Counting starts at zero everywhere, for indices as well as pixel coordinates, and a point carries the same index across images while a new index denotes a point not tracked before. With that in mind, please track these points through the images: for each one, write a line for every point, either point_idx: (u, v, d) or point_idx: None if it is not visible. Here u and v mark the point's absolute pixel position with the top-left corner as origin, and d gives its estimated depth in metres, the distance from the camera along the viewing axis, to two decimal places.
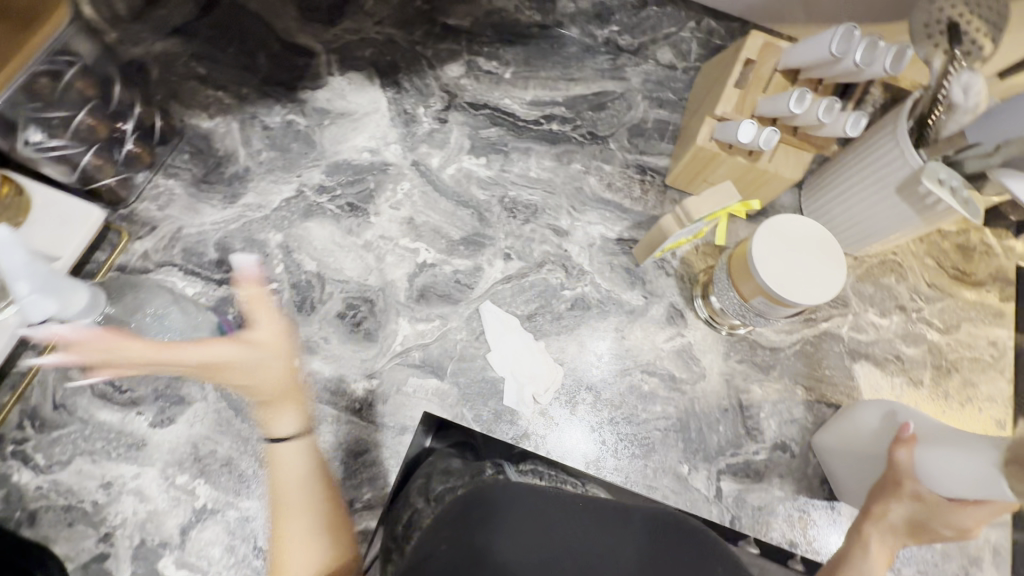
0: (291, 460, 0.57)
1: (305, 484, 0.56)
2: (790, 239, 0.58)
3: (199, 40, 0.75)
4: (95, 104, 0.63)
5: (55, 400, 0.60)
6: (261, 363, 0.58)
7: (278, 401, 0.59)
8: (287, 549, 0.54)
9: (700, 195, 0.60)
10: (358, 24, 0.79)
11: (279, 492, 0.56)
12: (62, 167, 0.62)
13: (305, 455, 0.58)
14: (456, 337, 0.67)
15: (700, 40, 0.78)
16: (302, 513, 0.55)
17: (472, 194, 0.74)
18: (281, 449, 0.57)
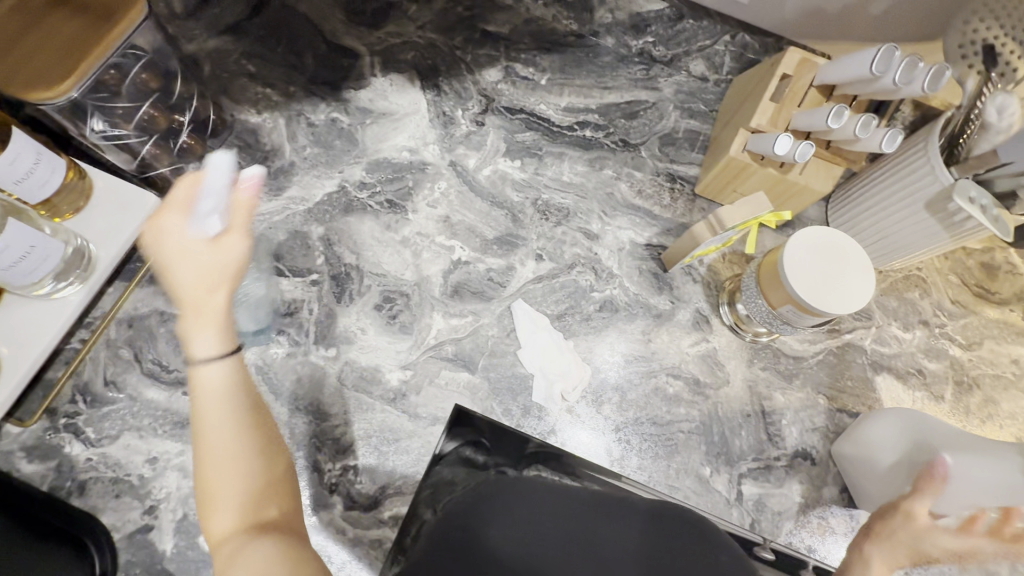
0: (210, 387, 0.44)
1: (230, 414, 0.44)
2: (820, 250, 0.60)
3: (249, 38, 0.78)
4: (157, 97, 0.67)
5: (105, 377, 0.62)
6: (206, 266, 0.44)
7: (196, 317, 0.45)
8: (210, 502, 0.43)
9: (732, 204, 0.62)
10: (401, 28, 0.81)
11: (199, 430, 0.44)
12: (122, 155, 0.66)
13: (228, 380, 0.45)
14: (487, 333, 0.69)
15: (734, 54, 0.79)
16: (232, 452, 0.43)
17: (506, 195, 0.76)
18: (202, 375, 0.44)
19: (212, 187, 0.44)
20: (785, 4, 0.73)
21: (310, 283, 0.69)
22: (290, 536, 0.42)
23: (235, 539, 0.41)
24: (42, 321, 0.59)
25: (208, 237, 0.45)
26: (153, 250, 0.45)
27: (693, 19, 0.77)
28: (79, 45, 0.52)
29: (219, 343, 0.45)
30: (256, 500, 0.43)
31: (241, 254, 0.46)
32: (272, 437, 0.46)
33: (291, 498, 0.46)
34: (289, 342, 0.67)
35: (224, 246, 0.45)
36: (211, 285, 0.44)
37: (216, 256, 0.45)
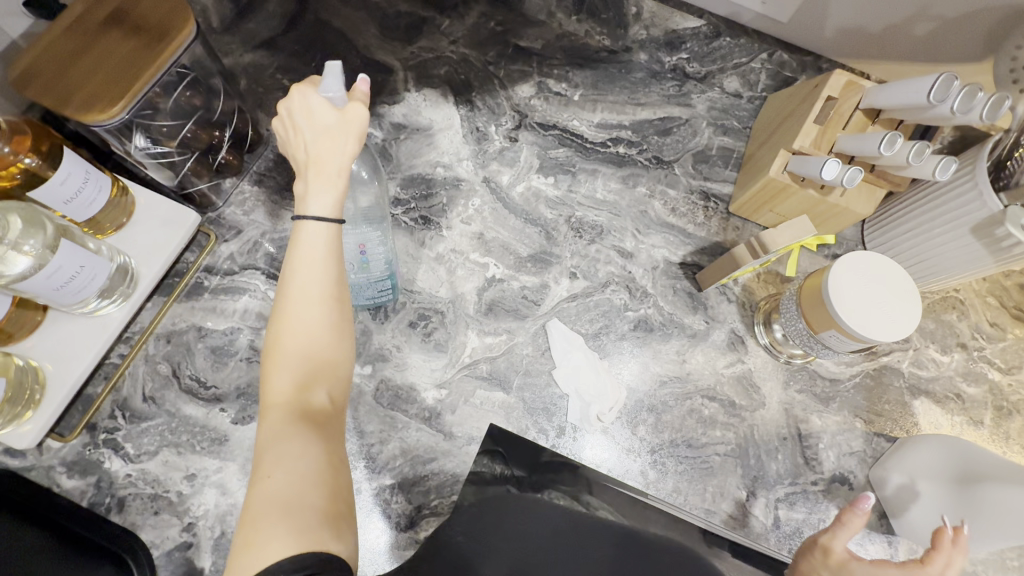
0: (310, 246, 0.48)
1: (317, 286, 0.47)
2: (863, 274, 0.59)
3: (284, 53, 0.79)
4: (200, 115, 0.68)
5: (144, 392, 0.63)
6: (330, 132, 0.48)
7: (317, 179, 0.48)
8: (275, 362, 0.47)
9: (778, 228, 0.61)
10: (434, 43, 0.82)
11: (290, 286, 0.47)
12: (164, 172, 0.66)
13: (326, 251, 0.48)
14: (522, 352, 0.69)
15: (771, 71, 0.80)
16: (304, 337, 0.47)
17: (540, 212, 0.76)
18: (307, 229, 0.48)
19: (338, 70, 0.47)
20: (824, 24, 0.73)
21: None
22: (330, 435, 0.46)
23: (286, 413, 0.46)
24: (84, 337, 0.59)
25: (336, 106, 0.48)
26: (286, 104, 0.49)
27: (728, 37, 0.79)
28: (134, 66, 0.52)
29: (329, 209, 0.48)
30: (312, 379, 0.47)
31: (363, 128, 0.49)
32: (345, 321, 0.49)
33: (341, 387, 0.50)
34: None
35: (350, 116, 0.48)
36: (333, 148, 0.48)
37: (340, 123, 0.48)
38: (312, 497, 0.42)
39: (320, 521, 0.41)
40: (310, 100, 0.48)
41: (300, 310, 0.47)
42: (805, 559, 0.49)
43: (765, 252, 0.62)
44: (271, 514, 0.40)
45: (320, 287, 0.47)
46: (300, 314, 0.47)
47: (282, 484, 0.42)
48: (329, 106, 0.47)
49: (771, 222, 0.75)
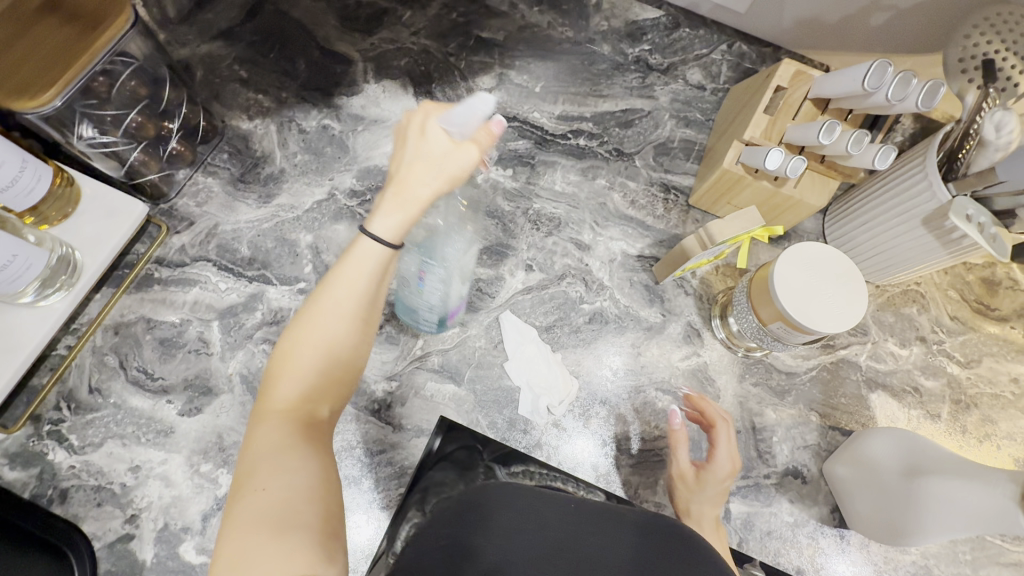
0: (360, 263, 0.44)
1: (354, 303, 0.44)
2: (812, 266, 0.59)
3: (243, 44, 0.79)
4: (145, 104, 0.67)
5: (90, 384, 0.62)
6: (430, 159, 0.43)
7: (393, 201, 0.44)
8: (284, 370, 0.45)
9: (724, 219, 0.60)
10: (395, 34, 0.81)
11: (323, 298, 0.45)
12: (111, 163, 0.66)
13: (375, 274, 0.45)
14: (475, 344, 0.69)
15: (732, 63, 0.79)
16: (320, 352, 0.45)
17: (498, 204, 0.76)
18: (365, 245, 0.44)
19: (478, 107, 0.42)
20: (782, 15, 0.73)
21: (297, 292, 0.69)
22: (325, 448, 0.44)
23: (287, 424, 0.43)
24: (24, 328, 0.58)
25: (453, 138, 0.44)
26: (410, 116, 0.45)
27: (688, 28, 0.79)
28: (69, 55, 0.52)
29: (390, 232, 0.44)
30: (319, 393, 0.45)
31: (464, 170, 0.44)
32: (366, 343, 0.47)
33: (343, 402, 0.48)
34: None
35: (460, 154, 0.44)
36: (423, 178, 0.43)
37: (447, 160, 0.44)
38: (307, 514, 0.38)
39: (317, 542, 0.37)
40: (433, 125, 0.44)
41: (325, 322, 0.44)
42: (676, 494, 0.62)
43: (713, 244, 0.61)
44: (262, 527, 0.36)
45: (357, 307, 0.44)
46: (321, 326, 0.44)
47: (278, 497, 0.38)
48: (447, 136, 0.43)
49: (727, 213, 0.75)
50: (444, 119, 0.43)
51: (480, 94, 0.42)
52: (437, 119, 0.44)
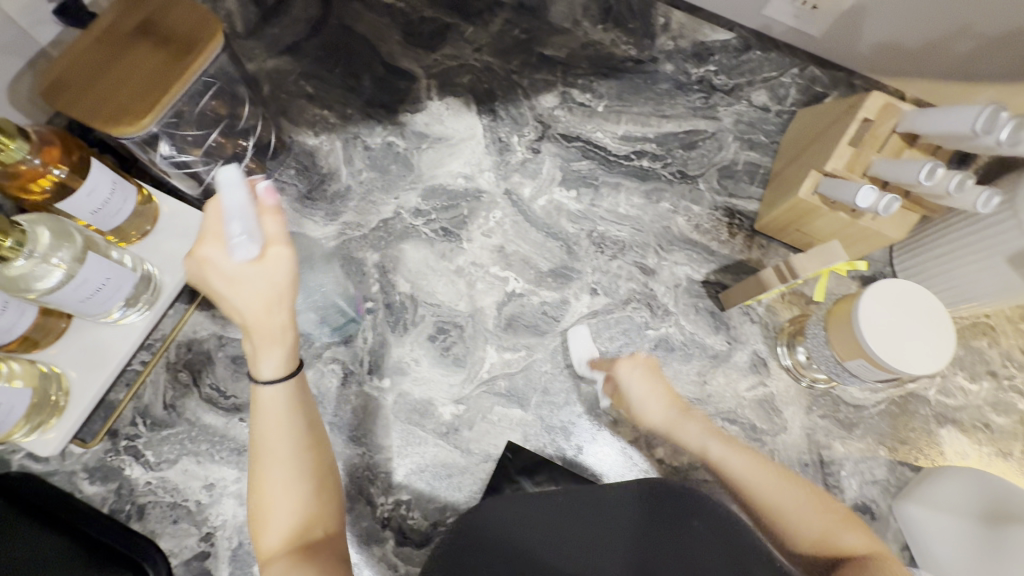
0: (273, 406, 0.48)
1: (289, 437, 0.48)
2: (884, 297, 0.58)
3: (309, 59, 0.79)
4: (224, 124, 0.70)
5: (165, 401, 0.63)
6: (256, 292, 0.43)
7: (262, 340, 0.45)
8: (262, 521, 0.46)
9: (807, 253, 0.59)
10: (458, 50, 0.81)
11: (258, 452, 0.47)
12: (189, 181, 0.68)
13: (291, 407, 0.48)
14: (542, 369, 0.68)
15: (801, 87, 0.77)
16: (284, 483, 0.47)
17: (562, 226, 0.75)
18: (266, 393, 0.47)
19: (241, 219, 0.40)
20: (859, 40, 0.71)
21: (364, 312, 0.69)
22: (329, 559, 0.45)
23: (286, 558, 0.45)
24: (105, 346, 0.59)
25: (255, 258, 0.42)
26: (198, 272, 0.43)
27: (759, 50, 0.77)
28: (156, 78, 0.52)
29: (279, 367, 0.47)
30: (304, 518, 0.47)
31: (290, 272, 0.44)
32: (324, 460, 0.50)
33: (334, 516, 0.50)
34: (344, 372, 0.66)
35: (274, 266, 0.43)
36: (270, 309, 0.44)
37: (269, 281, 0.43)
38: None
39: None
40: (219, 266, 0.42)
41: (270, 464, 0.47)
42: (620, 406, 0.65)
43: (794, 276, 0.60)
44: None
45: (293, 438, 0.48)
46: (267, 470, 0.47)
47: None
48: (247, 263, 0.42)
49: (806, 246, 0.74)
50: (229, 250, 0.42)
51: (224, 173, 0.40)
52: (223, 256, 0.42)
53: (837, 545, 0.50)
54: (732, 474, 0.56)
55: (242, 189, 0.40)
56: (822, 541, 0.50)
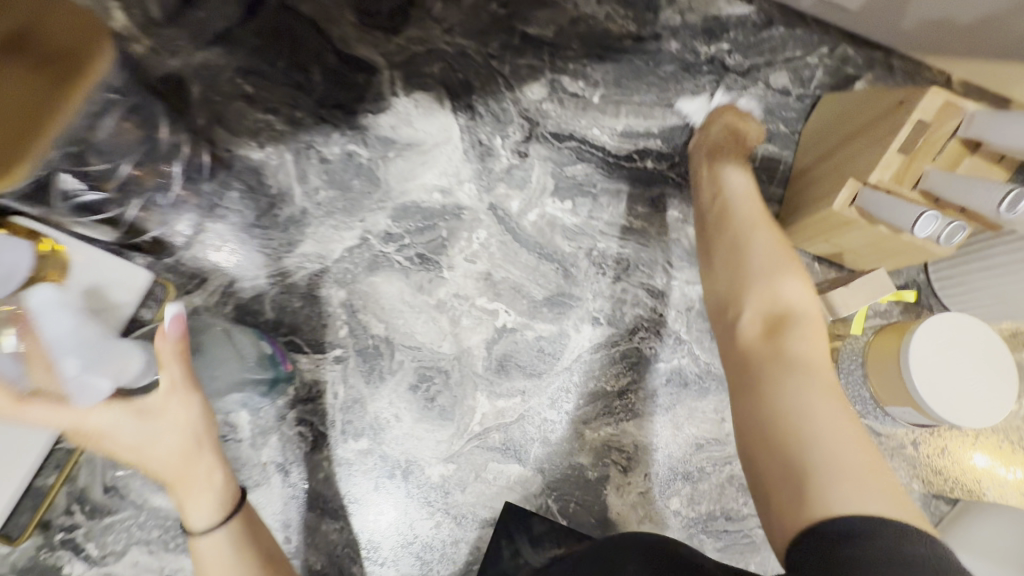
0: (216, 555, 0.45)
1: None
2: (959, 347, 0.49)
3: (246, 51, 0.63)
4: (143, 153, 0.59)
5: (104, 481, 0.54)
6: (161, 441, 0.44)
7: (187, 490, 0.45)
8: None
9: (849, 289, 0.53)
10: (424, 32, 0.66)
11: None
12: (108, 228, 0.58)
13: (235, 548, 0.46)
14: (540, 415, 0.60)
15: (830, 69, 0.66)
16: None
17: (557, 245, 0.65)
18: (204, 545, 0.46)
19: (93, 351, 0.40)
20: (902, 16, 0.59)
21: (333, 362, 0.60)
22: None
23: None
24: (16, 435, 0.50)
25: (151, 412, 0.44)
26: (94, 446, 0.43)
27: (783, 26, 0.65)
28: (46, 107, 0.41)
29: (212, 514, 0.46)
30: None
31: (197, 413, 0.46)
32: None
33: None
34: (313, 436, 0.58)
35: (174, 411, 0.45)
36: (188, 455, 0.45)
37: (175, 426, 0.45)
38: None
39: None
40: (108, 435, 0.43)
41: None
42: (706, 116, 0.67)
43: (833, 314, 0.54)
44: None
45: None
46: None
47: None
48: (141, 416, 0.44)
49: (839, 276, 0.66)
50: (71, 397, 0.40)
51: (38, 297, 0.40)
52: (113, 419, 0.43)
53: (790, 310, 0.52)
54: (731, 216, 0.58)
55: (146, 354, 0.44)
56: (773, 299, 0.52)
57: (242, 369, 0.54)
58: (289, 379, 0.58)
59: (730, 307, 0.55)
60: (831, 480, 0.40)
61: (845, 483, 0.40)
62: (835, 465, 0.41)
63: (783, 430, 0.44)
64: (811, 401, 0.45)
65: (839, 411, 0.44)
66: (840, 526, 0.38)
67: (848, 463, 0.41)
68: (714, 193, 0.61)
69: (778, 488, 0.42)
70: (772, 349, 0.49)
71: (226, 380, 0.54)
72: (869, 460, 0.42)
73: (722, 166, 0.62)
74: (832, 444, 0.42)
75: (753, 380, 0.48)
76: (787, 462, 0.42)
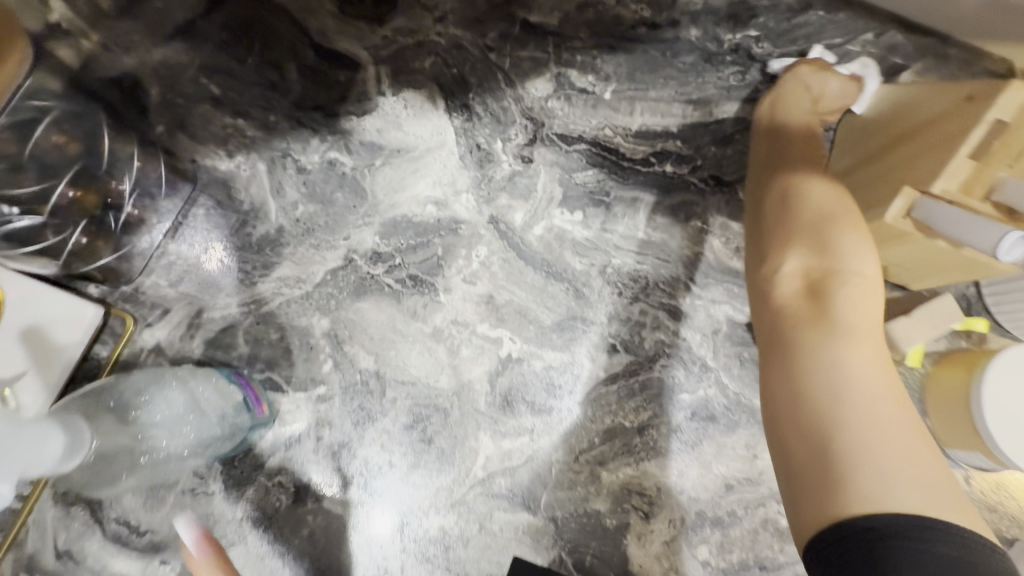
0: None
1: None
2: None
3: (209, 45, 0.56)
4: (75, 170, 0.50)
5: (57, 547, 0.49)
6: None
7: None
8: None
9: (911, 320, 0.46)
10: (414, 22, 0.58)
11: None
12: (44, 260, 0.49)
13: None
14: (550, 458, 0.54)
15: (877, 58, 0.58)
16: None
17: (567, 262, 0.58)
18: None
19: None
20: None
21: (316, 402, 0.53)
22: None
23: None
24: None
25: None
26: None
27: (822, 10, 0.58)
28: None
29: None
30: None
31: None
32: None
33: None
34: (295, 485, 0.52)
35: None
36: None
37: None
38: None
39: None
40: None
41: None
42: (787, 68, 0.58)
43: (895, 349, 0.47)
44: None
45: None
46: None
47: None
48: None
49: (890, 296, 0.58)
50: None
51: None
52: None
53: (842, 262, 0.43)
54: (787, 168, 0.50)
55: (67, 436, 0.36)
56: (824, 247, 0.43)
57: (198, 434, 0.46)
58: (266, 424, 0.52)
59: (766, 258, 0.46)
60: (872, 472, 0.36)
61: (886, 477, 0.36)
62: (875, 455, 0.37)
63: (820, 413, 0.39)
64: (857, 382, 0.39)
65: (891, 397, 0.39)
66: (873, 524, 0.35)
67: (892, 455, 0.37)
68: (768, 156, 0.53)
69: (804, 473, 0.39)
70: (816, 313, 0.42)
71: (178, 448, 0.46)
72: (914, 452, 0.38)
73: (786, 123, 0.55)
74: (876, 434, 0.38)
75: (788, 350, 0.42)
76: (819, 448, 0.38)
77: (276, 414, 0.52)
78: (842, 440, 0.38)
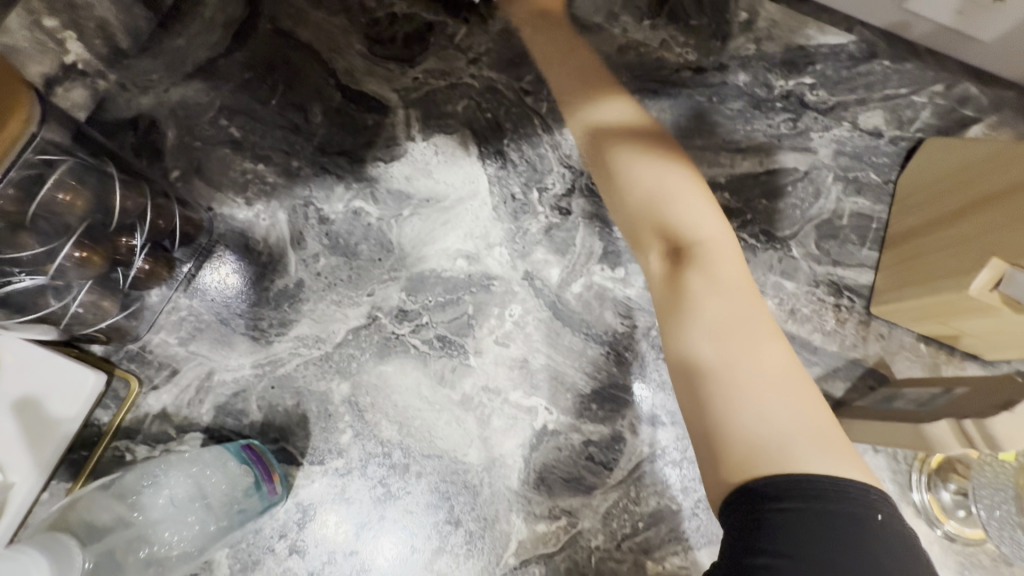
0: None
1: None
2: None
3: (230, 86, 0.53)
4: (83, 227, 0.42)
5: None
6: None
7: None
8: None
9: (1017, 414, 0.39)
10: (446, 63, 0.55)
11: None
12: (44, 324, 0.45)
13: None
14: (590, 545, 0.49)
15: (944, 110, 0.55)
16: None
17: (607, 324, 0.53)
18: None
19: None
20: None
21: (333, 476, 0.48)
22: None
23: None
24: None
25: None
26: None
27: (887, 59, 0.55)
28: None
29: None
30: None
31: None
32: None
33: None
34: (309, 569, 0.47)
35: None
36: None
37: None
38: None
39: None
40: None
41: None
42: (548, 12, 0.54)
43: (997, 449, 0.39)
44: None
45: None
46: None
47: None
48: None
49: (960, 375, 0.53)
50: None
51: None
52: None
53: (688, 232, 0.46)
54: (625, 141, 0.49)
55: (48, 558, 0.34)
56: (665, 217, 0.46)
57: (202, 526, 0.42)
58: (277, 502, 0.47)
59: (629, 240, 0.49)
60: (745, 437, 0.38)
61: (758, 426, 0.38)
62: (744, 417, 0.38)
63: (691, 385, 0.41)
64: (718, 346, 0.41)
65: (750, 351, 0.40)
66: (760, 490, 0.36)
67: (760, 413, 0.38)
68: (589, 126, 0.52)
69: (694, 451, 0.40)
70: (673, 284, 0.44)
71: (182, 546, 0.42)
72: (787, 401, 0.39)
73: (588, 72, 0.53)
74: (745, 395, 0.39)
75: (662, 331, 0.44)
76: (699, 427, 0.39)
77: (290, 489, 0.48)
78: (712, 423, 0.39)
